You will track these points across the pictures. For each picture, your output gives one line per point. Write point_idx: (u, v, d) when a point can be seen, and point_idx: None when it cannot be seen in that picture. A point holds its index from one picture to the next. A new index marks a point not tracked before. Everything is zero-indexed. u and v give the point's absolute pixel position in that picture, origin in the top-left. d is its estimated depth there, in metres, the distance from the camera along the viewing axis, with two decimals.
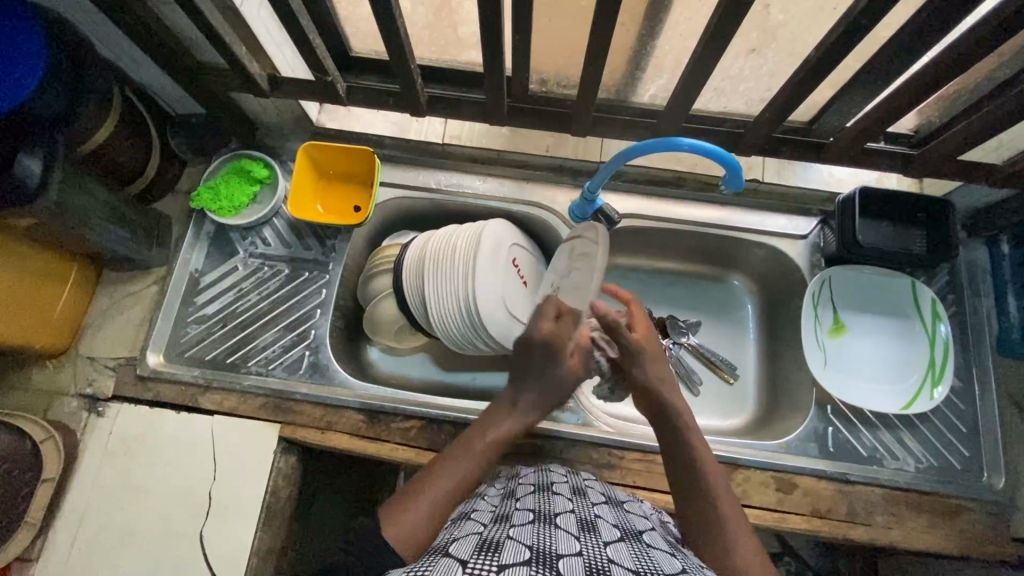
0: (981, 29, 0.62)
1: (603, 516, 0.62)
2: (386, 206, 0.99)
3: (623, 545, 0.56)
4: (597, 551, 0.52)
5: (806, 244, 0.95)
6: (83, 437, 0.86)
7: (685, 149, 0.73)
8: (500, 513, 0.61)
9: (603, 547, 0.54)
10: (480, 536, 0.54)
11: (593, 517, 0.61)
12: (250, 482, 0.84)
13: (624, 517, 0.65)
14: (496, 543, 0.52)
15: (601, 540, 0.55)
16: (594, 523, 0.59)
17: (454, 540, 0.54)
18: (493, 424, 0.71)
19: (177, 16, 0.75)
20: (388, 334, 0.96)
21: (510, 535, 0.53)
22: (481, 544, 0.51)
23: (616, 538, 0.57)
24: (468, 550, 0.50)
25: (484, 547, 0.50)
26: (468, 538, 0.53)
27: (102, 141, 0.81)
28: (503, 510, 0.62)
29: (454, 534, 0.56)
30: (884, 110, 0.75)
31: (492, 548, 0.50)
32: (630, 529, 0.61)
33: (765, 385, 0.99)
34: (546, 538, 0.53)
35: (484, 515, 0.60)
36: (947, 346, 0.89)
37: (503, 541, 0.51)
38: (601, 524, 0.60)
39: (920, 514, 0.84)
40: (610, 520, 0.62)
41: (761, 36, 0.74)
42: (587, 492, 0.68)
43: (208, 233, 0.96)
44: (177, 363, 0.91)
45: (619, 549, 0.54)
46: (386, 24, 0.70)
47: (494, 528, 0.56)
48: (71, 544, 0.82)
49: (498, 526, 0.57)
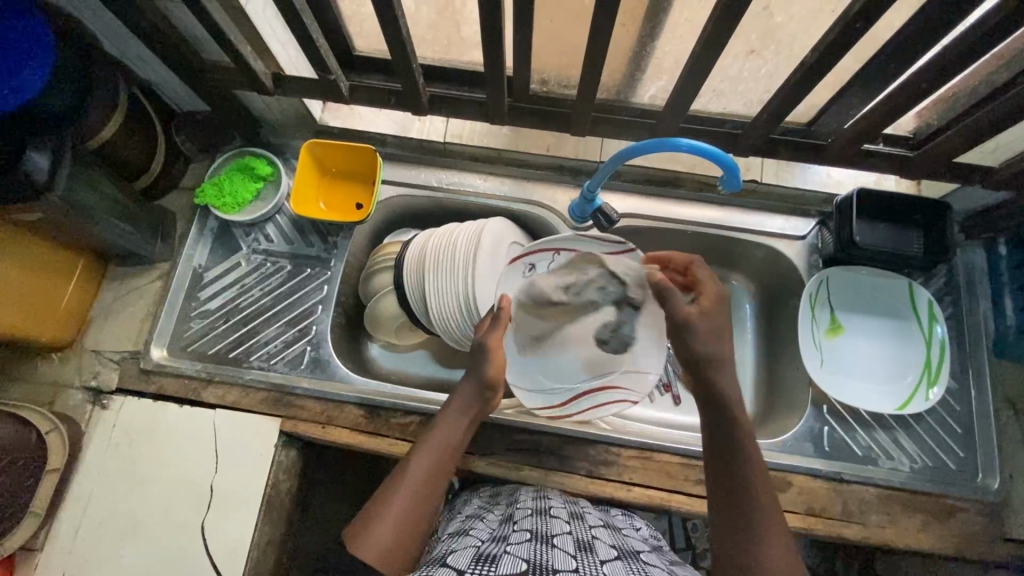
0: (976, 32, 0.62)
1: (601, 536, 0.64)
2: (387, 204, 1.00)
3: (621, 563, 0.58)
4: (594, 568, 0.55)
5: (803, 245, 0.96)
6: (87, 429, 0.87)
7: (683, 149, 0.74)
8: (499, 531, 0.64)
9: (600, 565, 0.56)
10: (478, 548, 0.58)
11: (591, 538, 0.63)
12: (252, 474, 0.85)
13: (621, 539, 0.66)
14: (492, 556, 0.55)
15: (598, 558, 0.57)
16: (591, 543, 0.61)
17: (452, 551, 0.57)
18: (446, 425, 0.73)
19: (183, 14, 0.76)
20: (387, 331, 0.97)
21: (507, 549, 0.56)
22: (477, 556, 0.55)
23: (614, 556, 0.59)
24: (465, 560, 0.54)
25: (480, 560, 0.54)
26: (466, 550, 0.57)
27: (110, 138, 0.82)
28: (500, 529, 0.64)
29: (452, 547, 0.59)
30: (881, 112, 0.76)
31: (489, 561, 0.54)
32: (627, 550, 0.63)
33: (762, 385, 0.99)
34: (543, 553, 0.55)
35: (482, 534, 0.64)
36: (942, 346, 0.90)
37: (501, 555, 0.55)
38: (599, 544, 0.62)
39: (914, 514, 0.84)
40: (607, 540, 0.64)
41: (760, 38, 0.75)
42: (585, 516, 0.70)
43: (211, 229, 0.98)
44: (181, 357, 0.92)
45: (616, 567, 0.56)
46: (389, 24, 0.71)
47: (491, 544, 0.59)
48: (74, 534, 0.83)
49: (495, 542, 0.60)
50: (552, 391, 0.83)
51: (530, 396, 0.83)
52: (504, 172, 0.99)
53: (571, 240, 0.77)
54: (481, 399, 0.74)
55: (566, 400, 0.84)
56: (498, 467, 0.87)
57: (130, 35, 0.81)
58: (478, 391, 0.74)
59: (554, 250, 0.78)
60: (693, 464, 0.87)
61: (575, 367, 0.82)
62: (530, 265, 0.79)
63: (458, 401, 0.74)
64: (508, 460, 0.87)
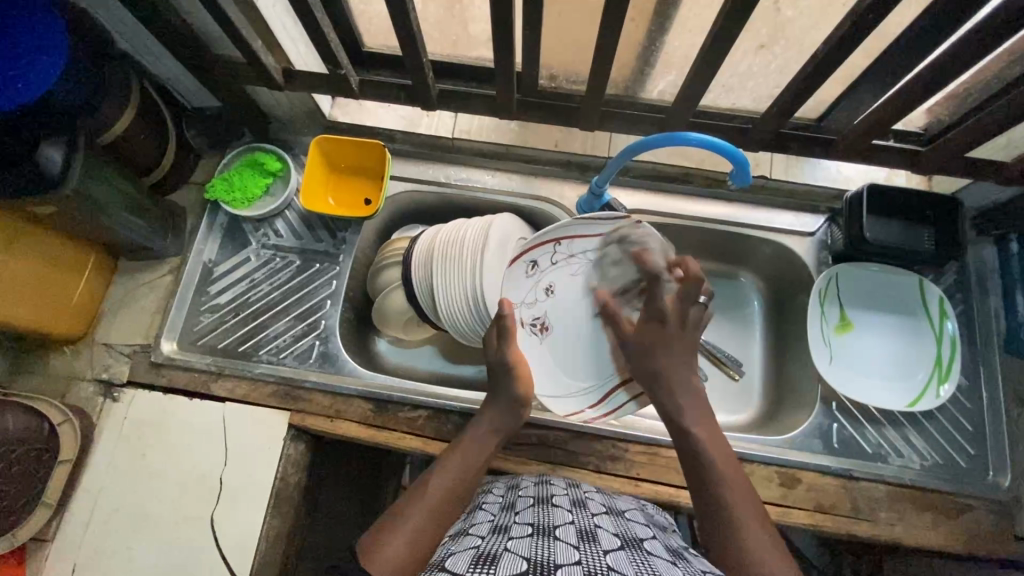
0: (988, 26, 0.62)
1: (604, 525, 0.64)
2: (395, 200, 1.00)
3: (624, 552, 0.57)
4: (596, 559, 0.54)
5: (813, 241, 0.95)
6: (99, 421, 0.88)
7: (692, 144, 0.73)
8: (500, 525, 0.63)
9: (602, 555, 0.55)
10: (478, 548, 0.57)
11: (594, 527, 0.62)
12: (260, 467, 0.86)
13: (625, 526, 0.65)
14: (493, 556, 0.54)
15: (601, 548, 0.56)
16: (595, 533, 0.60)
17: (451, 554, 0.56)
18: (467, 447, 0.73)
19: (193, 10, 0.76)
20: (395, 326, 0.97)
21: (506, 548, 0.56)
22: (477, 557, 0.54)
23: (618, 546, 0.58)
24: (465, 562, 0.53)
25: (480, 559, 0.53)
26: (466, 551, 0.56)
27: (122, 133, 0.83)
28: (502, 522, 0.64)
29: (453, 548, 0.59)
30: (893, 107, 0.75)
31: (489, 560, 0.53)
32: (631, 537, 0.62)
33: (771, 381, 0.99)
34: (544, 549, 0.54)
35: (483, 528, 0.63)
36: (953, 342, 0.90)
37: (501, 554, 0.54)
38: (602, 533, 0.61)
39: (924, 512, 0.84)
40: (611, 529, 0.63)
41: (770, 33, 0.75)
42: (588, 504, 0.69)
43: (221, 224, 0.98)
44: (191, 351, 0.93)
45: (619, 557, 0.55)
46: (399, 19, 0.71)
47: (492, 541, 0.58)
48: (85, 525, 0.84)
49: (496, 538, 0.59)
50: (579, 389, 0.84)
51: (561, 403, 0.84)
52: (512, 168, 0.99)
53: (567, 228, 0.79)
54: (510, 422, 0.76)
55: (593, 402, 0.85)
56: (505, 461, 0.87)
57: (144, 31, 0.82)
58: (511, 406, 0.76)
59: (554, 241, 0.81)
60: None
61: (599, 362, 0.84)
62: (534, 261, 0.81)
63: (484, 423, 0.76)
64: (516, 455, 0.87)
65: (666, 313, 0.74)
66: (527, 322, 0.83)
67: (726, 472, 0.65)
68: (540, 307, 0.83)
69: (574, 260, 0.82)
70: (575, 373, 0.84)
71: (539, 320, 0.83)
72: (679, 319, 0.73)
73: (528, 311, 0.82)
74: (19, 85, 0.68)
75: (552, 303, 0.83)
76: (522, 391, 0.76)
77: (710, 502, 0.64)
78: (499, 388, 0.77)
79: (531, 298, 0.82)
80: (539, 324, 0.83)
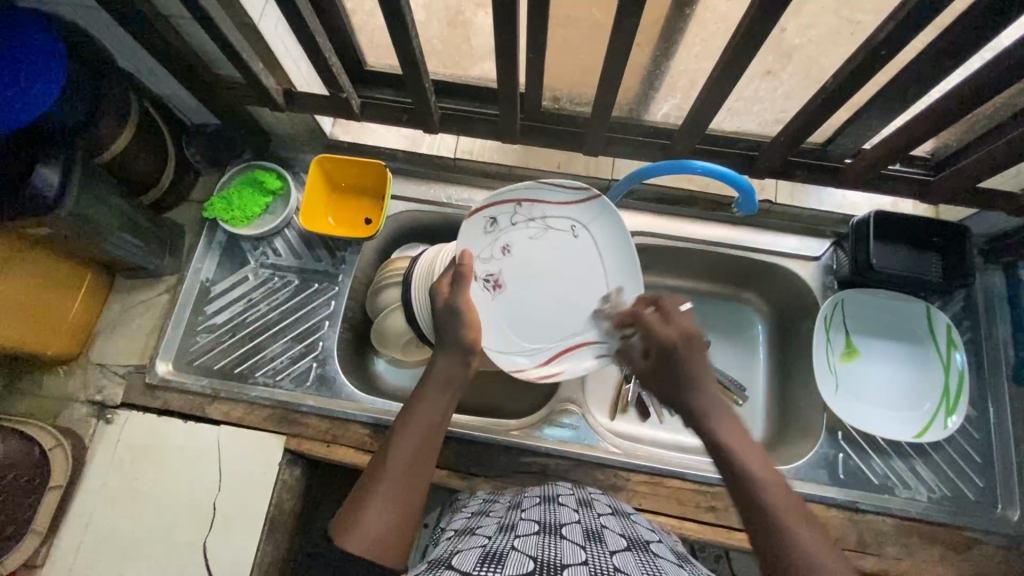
0: (1000, 63, 0.61)
1: (610, 525, 0.62)
2: (397, 219, 0.99)
3: (630, 554, 0.55)
4: (603, 560, 0.52)
5: (818, 266, 0.94)
6: (93, 443, 0.87)
7: (697, 172, 0.72)
8: (505, 523, 0.61)
9: (609, 556, 0.53)
10: (484, 546, 0.54)
11: (600, 527, 0.60)
12: (255, 492, 0.84)
13: (631, 527, 0.63)
14: (500, 554, 0.52)
15: (607, 550, 0.54)
16: (601, 533, 0.58)
17: (457, 553, 0.54)
18: (429, 403, 0.66)
19: (192, 28, 0.75)
20: (394, 346, 0.95)
21: (514, 545, 0.53)
22: (483, 555, 0.51)
23: (624, 547, 0.57)
24: (471, 561, 0.50)
25: (487, 559, 0.50)
26: (472, 550, 0.53)
27: (120, 152, 0.81)
28: (508, 518, 0.63)
29: (459, 547, 0.56)
30: (903, 134, 0.74)
31: (495, 560, 0.50)
32: (637, 539, 0.60)
33: (776, 407, 0.97)
34: (551, 548, 0.52)
35: (488, 528, 0.61)
36: (961, 375, 0.88)
37: (507, 553, 0.51)
38: (607, 533, 0.59)
39: (932, 546, 0.82)
40: (616, 529, 0.61)
41: (777, 59, 0.74)
42: (595, 503, 0.67)
43: (219, 242, 0.97)
44: (186, 372, 0.91)
45: (626, 559, 0.53)
46: (402, 43, 0.70)
47: (498, 539, 0.56)
48: (76, 551, 0.82)
49: (503, 536, 0.57)
50: (536, 346, 0.74)
51: (509, 357, 0.73)
52: (515, 190, 0.99)
53: (529, 189, 0.74)
54: (463, 372, 0.68)
55: (552, 358, 0.74)
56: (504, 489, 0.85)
57: (143, 50, 0.81)
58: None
59: (515, 202, 0.74)
60: (706, 491, 0.85)
61: (556, 322, 0.74)
62: (492, 218, 0.74)
63: (437, 380, 0.67)
64: (515, 482, 0.86)
65: (670, 338, 0.67)
66: (480, 278, 0.74)
67: (773, 479, 0.57)
68: (495, 263, 0.74)
69: (536, 224, 0.75)
70: (527, 335, 0.74)
71: (492, 276, 0.74)
72: (682, 335, 0.67)
73: (481, 263, 0.74)
74: (18, 106, 0.68)
75: (510, 261, 0.74)
76: (471, 336, 0.69)
77: (753, 510, 0.56)
78: (447, 337, 0.69)
79: (486, 253, 0.74)
80: (493, 281, 0.74)
